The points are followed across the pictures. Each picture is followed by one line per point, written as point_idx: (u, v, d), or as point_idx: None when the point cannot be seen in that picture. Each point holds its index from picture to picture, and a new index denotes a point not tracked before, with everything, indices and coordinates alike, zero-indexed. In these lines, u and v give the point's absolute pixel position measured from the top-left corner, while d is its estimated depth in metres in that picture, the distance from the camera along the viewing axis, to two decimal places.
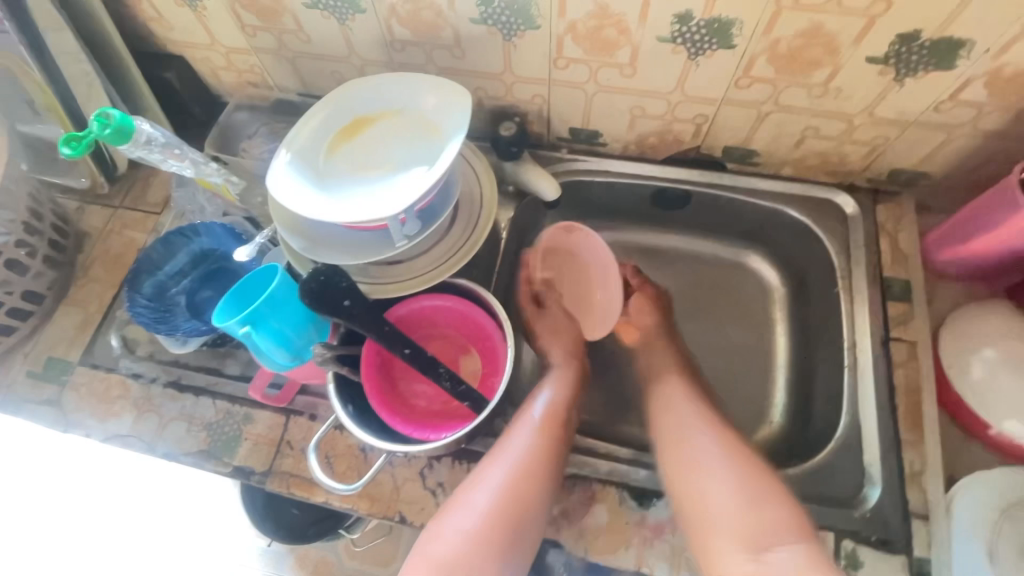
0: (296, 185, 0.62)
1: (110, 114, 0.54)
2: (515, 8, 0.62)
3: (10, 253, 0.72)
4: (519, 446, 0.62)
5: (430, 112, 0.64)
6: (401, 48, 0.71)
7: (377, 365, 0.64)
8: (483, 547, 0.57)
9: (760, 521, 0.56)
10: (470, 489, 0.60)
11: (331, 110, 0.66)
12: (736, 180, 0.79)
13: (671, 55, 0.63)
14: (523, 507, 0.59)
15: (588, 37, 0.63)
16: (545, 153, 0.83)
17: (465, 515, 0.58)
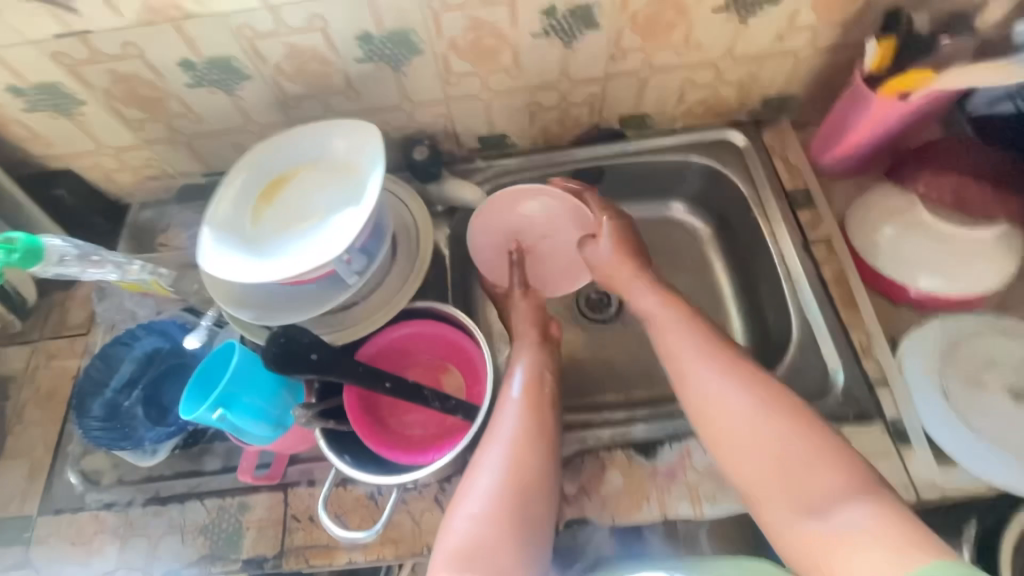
0: (230, 258, 0.61)
1: (15, 238, 0.53)
2: (396, 39, 0.65)
3: None
4: (508, 427, 0.62)
5: (343, 153, 0.65)
6: (295, 104, 0.73)
7: (358, 406, 0.65)
8: (501, 533, 0.55)
9: (808, 490, 0.52)
10: (475, 476, 0.60)
11: (246, 175, 0.67)
12: (639, 144, 0.86)
13: (548, 47, 0.69)
14: (528, 479, 0.59)
15: (470, 49, 0.68)
16: (459, 167, 0.85)
17: (476, 507, 0.57)
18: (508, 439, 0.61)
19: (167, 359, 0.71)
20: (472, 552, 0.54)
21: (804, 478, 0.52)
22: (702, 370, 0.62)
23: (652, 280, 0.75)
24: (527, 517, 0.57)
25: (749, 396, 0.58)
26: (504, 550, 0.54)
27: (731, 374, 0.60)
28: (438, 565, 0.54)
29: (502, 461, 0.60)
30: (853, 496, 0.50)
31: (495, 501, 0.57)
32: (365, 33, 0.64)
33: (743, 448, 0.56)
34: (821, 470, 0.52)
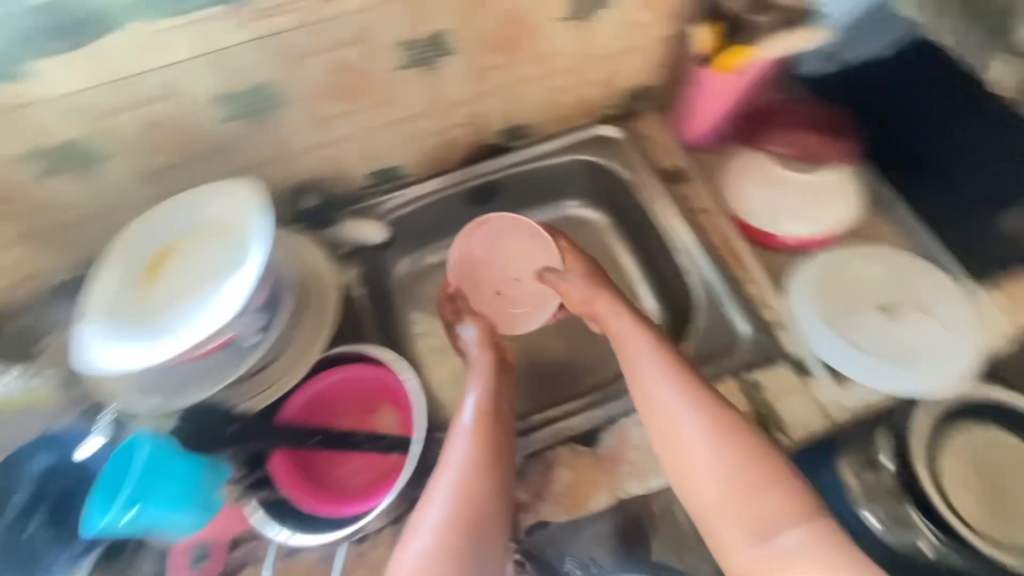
0: (176, 325, 0.56)
1: None
2: (432, 42, 0.67)
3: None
4: (667, 385, 0.59)
5: (221, 217, 0.61)
6: (330, 123, 0.73)
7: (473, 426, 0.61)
8: (730, 488, 0.53)
9: (758, 514, 0.51)
10: (666, 439, 0.57)
11: (222, 202, 0.62)
12: (643, 114, 0.91)
13: (567, 30, 0.73)
14: (754, 473, 0.53)
15: (499, 42, 0.71)
16: (476, 163, 0.90)
17: (696, 468, 0.54)
18: (701, 434, 0.55)
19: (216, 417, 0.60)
20: (711, 510, 0.53)
21: (754, 502, 0.52)
22: (664, 391, 0.59)
23: (693, 231, 0.82)
24: (775, 504, 0.51)
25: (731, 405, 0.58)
26: (733, 506, 0.52)
27: (689, 392, 0.58)
28: (703, 506, 0.54)
29: (706, 460, 0.54)
30: (793, 518, 0.50)
31: (733, 506, 0.52)
32: (405, 39, 0.66)
33: (706, 472, 0.54)
34: (770, 492, 0.51)
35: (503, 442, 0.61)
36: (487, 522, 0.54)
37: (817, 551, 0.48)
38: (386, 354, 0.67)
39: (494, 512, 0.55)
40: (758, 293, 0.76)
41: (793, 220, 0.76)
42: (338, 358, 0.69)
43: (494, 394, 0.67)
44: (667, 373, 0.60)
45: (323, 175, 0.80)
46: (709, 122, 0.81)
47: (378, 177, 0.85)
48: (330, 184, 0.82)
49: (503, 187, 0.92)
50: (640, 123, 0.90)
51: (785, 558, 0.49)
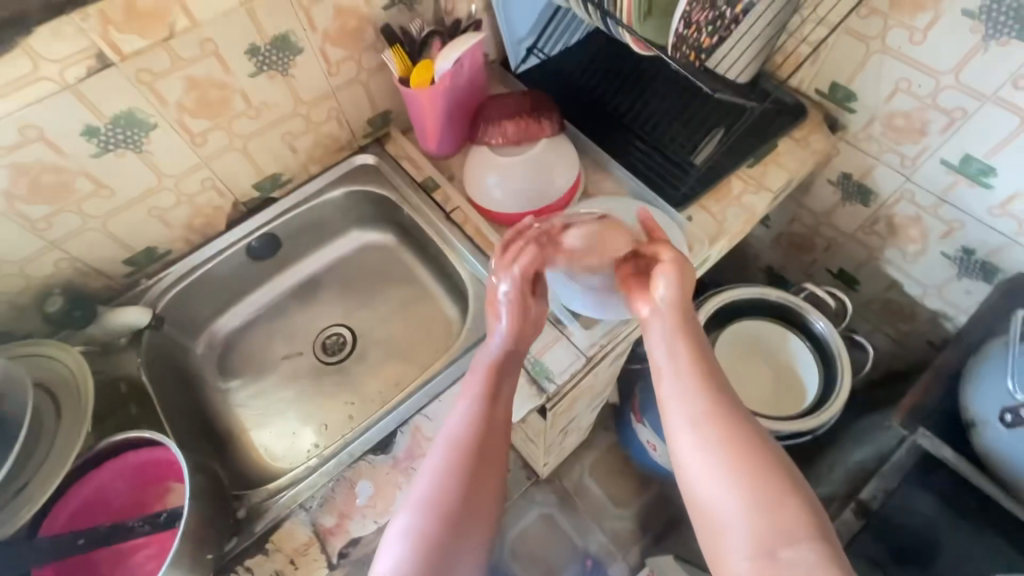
0: None
1: None
2: (122, 122, 0.69)
3: None
4: (681, 374, 0.57)
5: None
6: (48, 223, 0.72)
7: (475, 393, 0.62)
8: (750, 495, 0.48)
9: (772, 524, 0.47)
10: (673, 434, 0.54)
11: None
12: (395, 136, 0.97)
13: (269, 81, 0.78)
14: (769, 485, 0.49)
15: (199, 107, 0.74)
16: (244, 220, 0.91)
17: (707, 470, 0.51)
18: (700, 435, 0.52)
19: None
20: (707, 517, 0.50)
21: (768, 508, 0.48)
22: (679, 374, 0.57)
23: (452, 230, 0.89)
24: (790, 521, 0.47)
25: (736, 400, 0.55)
26: (747, 512, 0.48)
27: (697, 376, 0.56)
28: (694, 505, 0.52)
29: (705, 458, 0.51)
30: (802, 531, 0.47)
31: (739, 518, 0.48)
32: (88, 127, 0.67)
33: (718, 469, 0.51)
34: (782, 496, 0.48)
35: (503, 418, 0.61)
36: (474, 505, 0.54)
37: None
38: (157, 435, 0.65)
39: (484, 492, 0.55)
40: None
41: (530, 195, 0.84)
42: (107, 451, 0.66)
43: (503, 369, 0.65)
44: (666, 336, 0.60)
45: (68, 274, 0.78)
46: (434, 125, 0.87)
47: (136, 261, 0.84)
48: (84, 280, 0.80)
49: (283, 236, 0.94)
50: (390, 146, 0.97)
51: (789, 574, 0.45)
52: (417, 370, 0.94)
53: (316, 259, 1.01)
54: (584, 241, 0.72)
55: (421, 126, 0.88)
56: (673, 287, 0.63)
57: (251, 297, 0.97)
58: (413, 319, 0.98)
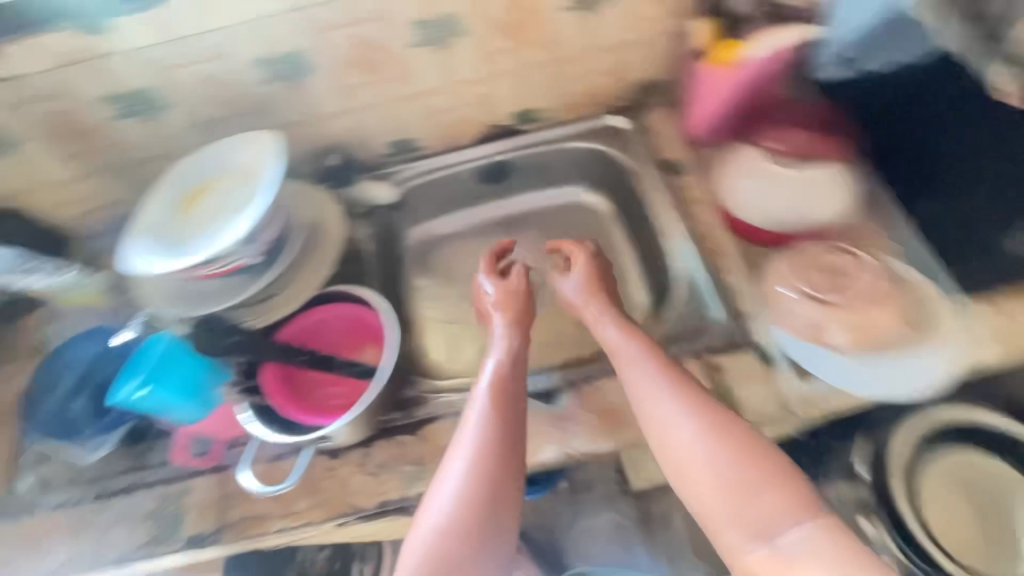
0: (184, 249, 0.69)
1: None
2: (442, 23, 0.75)
3: None
4: (656, 387, 0.59)
5: (242, 162, 0.73)
6: (353, 91, 0.82)
7: (493, 406, 0.62)
8: (738, 491, 0.51)
9: (766, 511, 0.50)
10: (658, 442, 0.57)
11: (225, 150, 0.75)
12: (654, 108, 0.94)
13: (573, 19, 0.79)
14: (759, 471, 0.52)
15: (506, 27, 0.78)
16: (489, 142, 0.96)
17: (697, 472, 0.53)
18: (691, 438, 0.55)
19: (226, 325, 0.70)
20: (710, 517, 0.52)
21: (761, 497, 0.51)
22: (657, 392, 0.58)
23: (680, 221, 0.85)
24: (775, 505, 0.50)
25: (714, 412, 0.56)
26: (741, 505, 0.51)
27: (677, 393, 0.58)
28: (696, 511, 0.54)
29: (692, 447, 0.54)
30: (799, 515, 0.49)
31: (736, 512, 0.51)
32: (417, 19, 0.74)
33: (702, 474, 0.53)
34: (767, 490, 0.51)
35: (516, 423, 0.62)
36: (496, 498, 0.57)
37: (822, 550, 0.47)
38: (375, 298, 0.75)
39: (508, 493, 0.57)
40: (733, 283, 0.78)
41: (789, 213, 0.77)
42: (332, 297, 0.77)
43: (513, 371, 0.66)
44: (636, 346, 0.64)
45: (345, 139, 0.89)
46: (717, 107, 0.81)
47: (395, 146, 0.93)
48: (354, 150, 0.91)
49: (513, 170, 0.98)
50: (647, 118, 0.94)
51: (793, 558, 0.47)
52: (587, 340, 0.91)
53: (530, 200, 1.03)
54: (832, 297, 0.68)
55: (702, 104, 0.82)
56: (593, 282, 0.74)
57: (462, 212, 1.02)
58: None
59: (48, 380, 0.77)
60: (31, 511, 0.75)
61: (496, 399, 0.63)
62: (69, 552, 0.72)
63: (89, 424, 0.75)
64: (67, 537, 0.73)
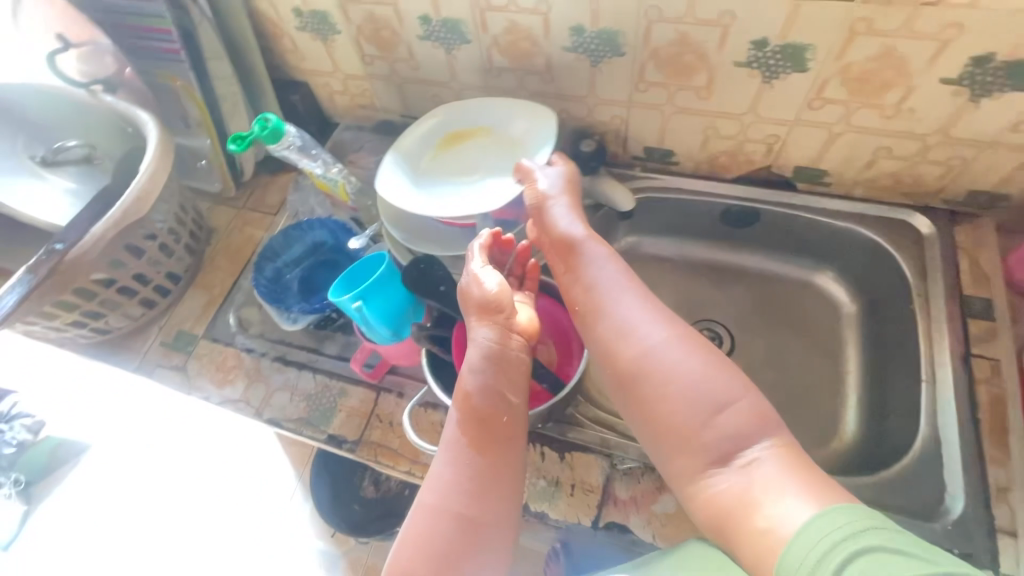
0: (438, 193, 0.74)
1: (269, 118, 0.68)
2: (787, 52, 0.65)
3: (163, 238, 0.88)
4: (625, 297, 0.62)
5: (516, 132, 0.76)
6: (644, 88, 0.76)
7: (462, 431, 0.59)
8: (707, 407, 0.54)
9: (729, 437, 0.53)
10: (616, 348, 0.59)
11: (500, 106, 0.77)
12: (976, 225, 0.76)
13: (949, 97, 0.63)
14: (721, 384, 0.55)
15: (859, 79, 0.65)
16: (753, 187, 0.84)
17: (667, 385, 0.56)
18: (660, 345, 0.58)
19: (438, 273, 0.72)
20: (678, 434, 0.55)
21: (721, 419, 0.54)
22: (613, 307, 0.61)
23: (961, 376, 0.67)
24: (739, 421, 0.54)
25: (666, 331, 0.59)
26: (708, 415, 0.54)
27: (640, 308, 0.60)
28: (668, 452, 0.56)
29: (657, 351, 0.58)
30: (762, 433, 0.53)
31: (699, 425, 0.54)
32: (762, 40, 0.64)
33: (667, 389, 0.56)
34: (731, 407, 0.54)
35: (495, 444, 0.58)
36: (481, 528, 0.56)
37: (785, 463, 0.51)
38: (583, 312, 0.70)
39: (483, 527, 0.56)
40: (1001, 482, 0.61)
41: None
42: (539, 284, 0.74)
43: (495, 380, 0.60)
44: (606, 257, 0.65)
45: (606, 127, 0.85)
46: None
47: (650, 153, 0.86)
48: (607, 141, 0.87)
49: (762, 224, 0.86)
50: (964, 231, 0.76)
51: (763, 480, 0.51)
52: None
53: (759, 260, 0.91)
54: None
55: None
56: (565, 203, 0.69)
57: (680, 241, 0.93)
58: (791, 389, 0.83)
59: (279, 243, 0.83)
60: (228, 342, 0.88)
61: (466, 420, 0.59)
62: (242, 392, 0.83)
63: (300, 301, 0.82)
64: (245, 380, 0.84)
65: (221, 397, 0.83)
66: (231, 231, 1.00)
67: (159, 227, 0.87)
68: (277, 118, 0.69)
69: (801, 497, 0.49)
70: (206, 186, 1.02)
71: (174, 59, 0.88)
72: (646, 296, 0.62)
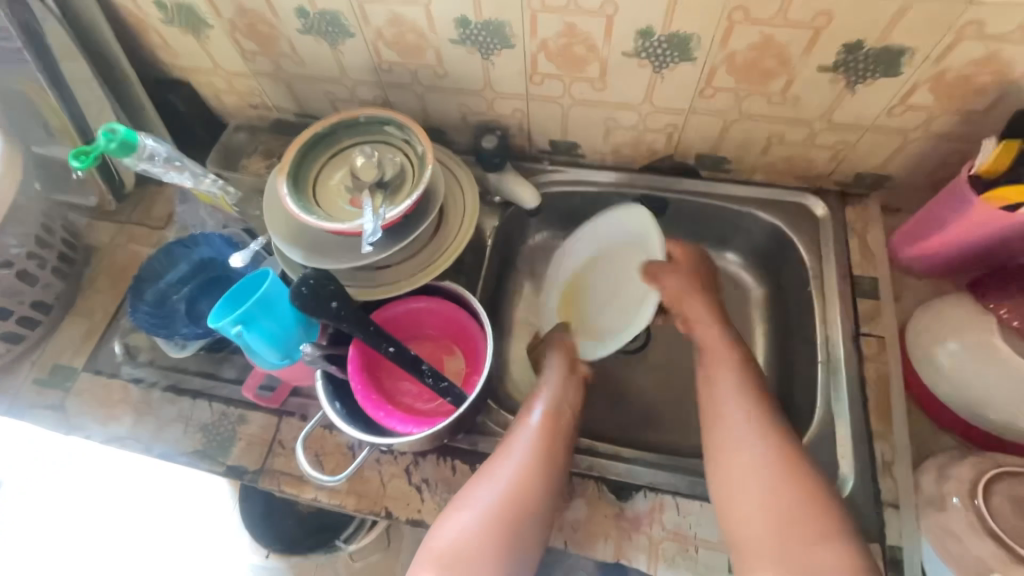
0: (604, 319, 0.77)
1: (116, 129, 0.60)
2: (673, 41, 0.63)
3: (22, 265, 0.78)
4: (744, 413, 0.61)
5: (610, 231, 0.79)
6: (540, 81, 0.73)
7: (544, 433, 0.65)
8: (797, 525, 0.53)
9: (808, 561, 0.52)
10: (728, 458, 0.59)
11: (578, 243, 0.83)
12: (865, 205, 0.78)
13: (828, 83, 0.64)
14: (817, 521, 0.53)
15: (744, 67, 0.64)
16: (657, 174, 0.84)
17: (757, 498, 0.56)
18: (760, 464, 0.57)
19: (329, 289, 0.63)
20: (752, 544, 0.55)
21: (810, 547, 0.52)
22: (737, 420, 0.61)
23: (851, 355, 0.69)
24: (830, 561, 0.51)
25: (769, 453, 0.58)
26: (798, 541, 0.53)
27: (755, 426, 0.60)
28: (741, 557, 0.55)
29: (754, 470, 0.57)
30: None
31: (788, 548, 0.53)
32: (647, 29, 0.62)
33: (749, 500, 0.56)
34: (825, 541, 0.52)
35: (564, 456, 0.64)
36: (536, 510, 0.60)
37: None
38: (484, 317, 0.68)
39: (533, 523, 0.60)
40: (887, 457, 0.64)
41: (994, 409, 0.60)
42: (436, 289, 0.72)
43: (563, 404, 0.68)
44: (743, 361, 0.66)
45: (509, 120, 0.81)
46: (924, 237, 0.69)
47: (556, 145, 0.84)
48: (512, 134, 0.84)
49: (669, 212, 0.86)
50: (854, 213, 0.78)
51: None
52: (681, 427, 0.80)
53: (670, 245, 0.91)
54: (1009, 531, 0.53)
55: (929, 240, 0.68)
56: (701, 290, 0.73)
57: None
58: None
59: (161, 264, 0.77)
60: (113, 373, 0.80)
61: (547, 423, 0.66)
62: (130, 427, 0.76)
63: (187, 323, 0.75)
64: (132, 414, 0.77)
65: (107, 435, 0.76)
66: (112, 250, 0.91)
67: (16, 253, 0.77)
68: (125, 127, 0.61)
69: None
70: (79, 200, 0.92)
71: (18, 60, 0.77)
72: (755, 392, 0.63)
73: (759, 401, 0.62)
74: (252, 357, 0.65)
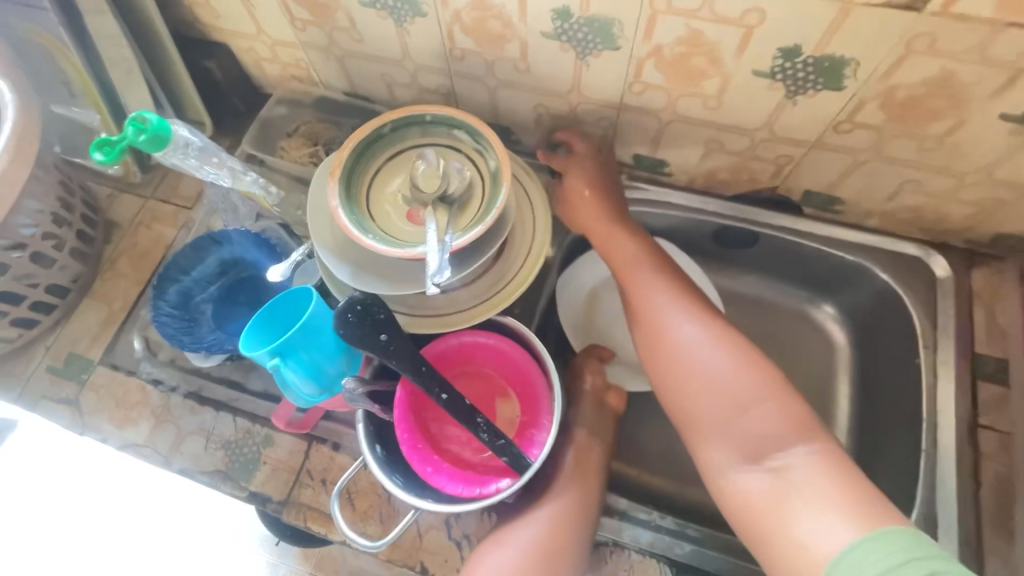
0: None
1: (147, 118, 0.52)
2: (822, 65, 0.51)
3: (37, 245, 0.70)
4: (663, 302, 0.62)
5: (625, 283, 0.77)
6: (640, 91, 0.62)
7: (583, 485, 0.60)
8: (747, 396, 0.56)
9: (754, 432, 0.55)
10: (666, 341, 0.61)
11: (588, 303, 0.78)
12: (994, 270, 0.67)
13: (1004, 135, 0.52)
14: (757, 385, 0.56)
15: (902, 105, 0.53)
16: (754, 207, 0.73)
17: (708, 374, 0.58)
18: (696, 339, 0.59)
19: (379, 318, 0.55)
20: (712, 425, 0.57)
21: (747, 417, 0.56)
22: (675, 309, 0.62)
23: (965, 450, 0.60)
24: (776, 424, 0.55)
25: (707, 335, 0.59)
26: (754, 405, 0.56)
27: (692, 313, 0.61)
28: (702, 441, 0.58)
29: (696, 349, 0.59)
30: (799, 438, 0.54)
31: (733, 417, 0.56)
32: (794, 48, 0.51)
33: (695, 381, 0.58)
34: (768, 405, 0.56)
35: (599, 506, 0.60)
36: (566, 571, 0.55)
37: (816, 463, 0.52)
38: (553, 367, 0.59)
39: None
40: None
41: None
42: (496, 325, 0.63)
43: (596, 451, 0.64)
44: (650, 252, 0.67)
45: (591, 128, 0.70)
46: None
47: (640, 161, 0.73)
48: None
49: (758, 250, 0.76)
50: (982, 277, 0.67)
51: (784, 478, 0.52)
52: None
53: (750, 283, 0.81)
54: None
55: None
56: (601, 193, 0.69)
57: None
58: None
59: (188, 259, 0.69)
60: (130, 372, 0.73)
61: (584, 473, 0.61)
62: (148, 435, 0.70)
63: (214, 330, 0.68)
64: (150, 421, 0.70)
65: (122, 441, 0.70)
66: (134, 228, 0.82)
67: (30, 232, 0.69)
68: (157, 116, 0.53)
69: (841, 516, 0.48)
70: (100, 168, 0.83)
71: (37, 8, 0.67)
72: (674, 283, 0.65)
73: (681, 289, 0.64)
74: (284, 389, 0.57)
